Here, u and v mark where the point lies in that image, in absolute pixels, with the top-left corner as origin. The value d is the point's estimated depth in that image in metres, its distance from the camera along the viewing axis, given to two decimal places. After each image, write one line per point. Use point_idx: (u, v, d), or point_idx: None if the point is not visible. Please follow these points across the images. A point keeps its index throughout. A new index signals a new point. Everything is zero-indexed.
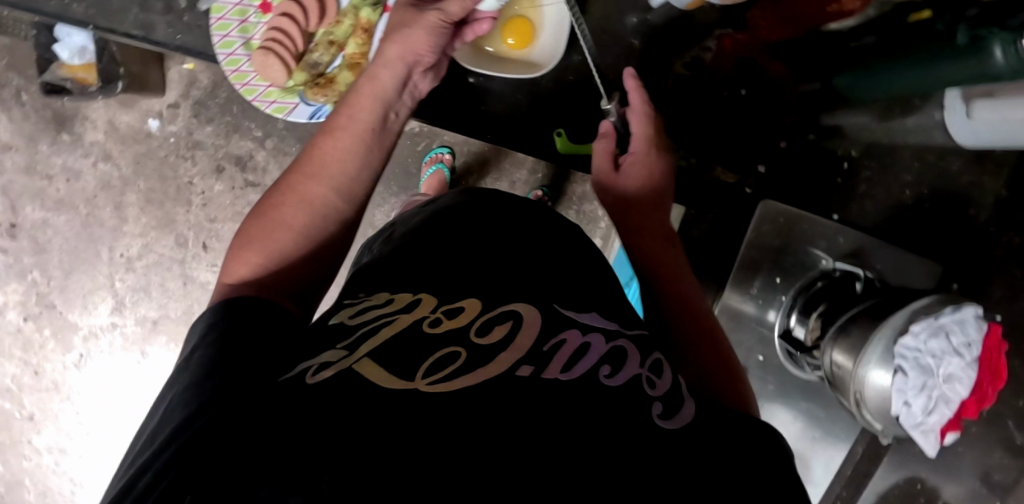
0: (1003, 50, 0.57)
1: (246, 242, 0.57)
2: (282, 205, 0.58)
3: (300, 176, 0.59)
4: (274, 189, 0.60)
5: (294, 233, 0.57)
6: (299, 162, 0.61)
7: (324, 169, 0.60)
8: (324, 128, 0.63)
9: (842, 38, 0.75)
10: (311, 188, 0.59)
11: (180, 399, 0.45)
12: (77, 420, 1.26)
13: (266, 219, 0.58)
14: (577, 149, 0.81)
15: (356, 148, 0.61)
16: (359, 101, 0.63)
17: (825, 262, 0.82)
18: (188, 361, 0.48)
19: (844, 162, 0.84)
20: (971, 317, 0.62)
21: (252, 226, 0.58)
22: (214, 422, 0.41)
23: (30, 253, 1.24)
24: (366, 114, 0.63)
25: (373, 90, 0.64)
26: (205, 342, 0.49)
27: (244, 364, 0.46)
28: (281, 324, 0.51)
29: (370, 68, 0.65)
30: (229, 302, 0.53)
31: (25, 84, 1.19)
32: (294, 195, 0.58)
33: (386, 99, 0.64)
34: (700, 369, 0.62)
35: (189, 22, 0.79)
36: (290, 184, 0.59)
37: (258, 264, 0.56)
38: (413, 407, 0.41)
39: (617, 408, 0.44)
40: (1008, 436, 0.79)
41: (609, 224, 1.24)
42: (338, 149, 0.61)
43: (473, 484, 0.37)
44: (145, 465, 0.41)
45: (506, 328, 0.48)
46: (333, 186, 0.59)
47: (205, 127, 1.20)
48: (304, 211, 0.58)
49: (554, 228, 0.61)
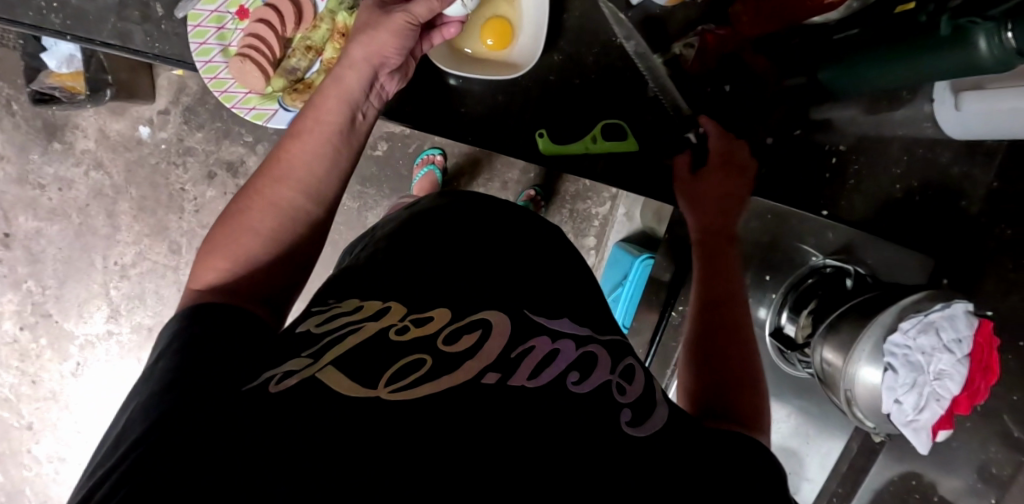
0: (987, 42, 0.56)
1: (212, 248, 0.57)
2: (248, 209, 0.57)
3: (266, 179, 0.58)
4: (239, 192, 0.59)
5: (262, 238, 0.57)
6: (264, 165, 0.60)
7: (291, 172, 0.59)
8: (289, 129, 0.61)
9: (825, 31, 0.77)
10: (278, 192, 0.58)
11: (145, 407, 0.45)
12: (76, 428, 1.27)
13: (232, 224, 0.57)
14: (561, 150, 0.81)
15: (324, 150, 0.60)
16: (325, 103, 0.62)
17: (814, 258, 0.81)
18: (153, 368, 0.49)
19: (832, 157, 0.84)
20: (961, 312, 0.61)
21: (218, 231, 0.57)
22: (177, 433, 0.42)
23: (24, 263, 1.24)
24: (332, 115, 0.62)
25: (340, 91, 0.62)
26: (168, 352, 0.49)
27: (210, 372, 0.47)
28: (251, 333, 0.52)
29: (336, 69, 0.63)
30: (195, 310, 0.52)
31: (14, 93, 1.18)
32: (259, 199, 0.58)
33: (352, 100, 0.63)
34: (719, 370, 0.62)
35: (166, 31, 0.76)
36: (255, 188, 0.58)
37: (224, 270, 0.56)
38: (376, 415, 0.43)
39: (582, 413, 0.47)
40: (1005, 430, 0.76)
41: (603, 222, 1.26)
42: (304, 151, 0.60)
43: (437, 488, 0.40)
44: (105, 474, 0.42)
45: (475, 336, 0.50)
46: (300, 188, 0.59)
47: (195, 133, 1.21)
48: (272, 215, 0.58)
49: (537, 235, 0.65)
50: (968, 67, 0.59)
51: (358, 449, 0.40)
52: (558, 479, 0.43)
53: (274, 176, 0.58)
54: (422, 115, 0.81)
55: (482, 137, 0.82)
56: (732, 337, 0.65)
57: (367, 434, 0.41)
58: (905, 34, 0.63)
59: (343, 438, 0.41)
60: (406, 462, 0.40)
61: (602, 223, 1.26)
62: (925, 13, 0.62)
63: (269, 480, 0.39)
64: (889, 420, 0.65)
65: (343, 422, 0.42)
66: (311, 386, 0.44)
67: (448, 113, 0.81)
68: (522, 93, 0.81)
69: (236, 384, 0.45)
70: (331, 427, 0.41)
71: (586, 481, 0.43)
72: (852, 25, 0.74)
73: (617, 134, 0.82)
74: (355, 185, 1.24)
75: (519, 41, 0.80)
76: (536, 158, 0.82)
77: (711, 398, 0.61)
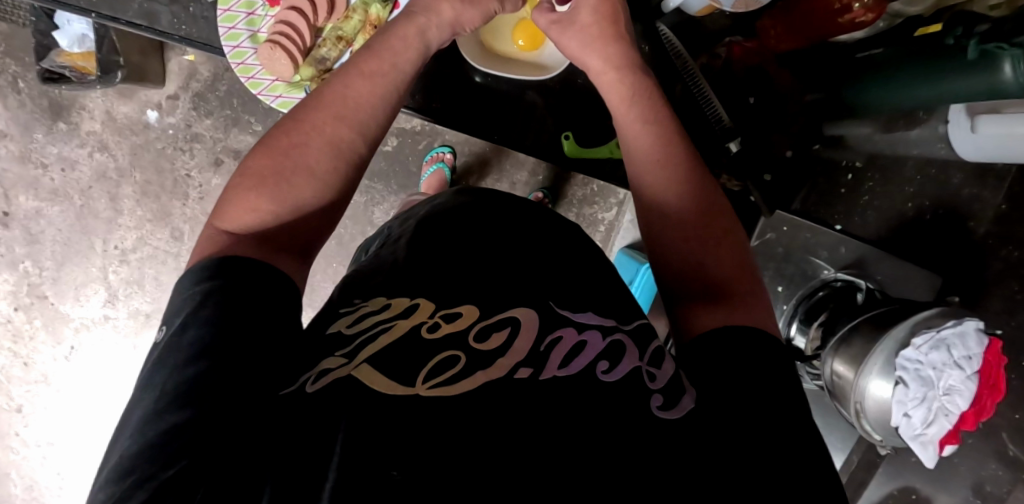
0: (1012, 67, 0.58)
1: (255, 187, 0.55)
2: (304, 146, 0.56)
3: (329, 113, 0.58)
4: (292, 125, 0.57)
5: (320, 178, 0.56)
6: (315, 97, 0.59)
7: (355, 109, 0.59)
8: (351, 63, 0.62)
9: (848, 49, 0.79)
10: (339, 132, 0.58)
11: (180, 391, 0.45)
12: (69, 411, 1.26)
13: (283, 160, 0.56)
14: (588, 153, 0.83)
15: (388, 88, 0.62)
16: (392, 44, 0.64)
17: (825, 272, 0.85)
18: (177, 342, 0.47)
19: (848, 172, 0.87)
20: (972, 329, 0.62)
21: (257, 174, 0.55)
22: (226, 426, 0.44)
23: (22, 243, 1.21)
24: (405, 64, 0.63)
25: (416, 38, 0.65)
26: (195, 321, 0.48)
27: (247, 352, 0.47)
28: (279, 306, 0.51)
29: (416, 20, 0.66)
30: (226, 263, 0.51)
31: (22, 71, 1.16)
32: (319, 135, 0.57)
33: (421, 49, 0.66)
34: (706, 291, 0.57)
35: (194, 14, 0.78)
36: (318, 121, 0.57)
37: (269, 213, 0.55)
38: (416, 418, 0.44)
39: (611, 403, 0.47)
40: (1003, 448, 0.78)
41: (608, 228, 1.25)
42: (366, 86, 0.60)
43: (483, 487, 0.42)
44: (147, 475, 0.42)
45: (505, 334, 0.50)
46: (363, 130, 0.59)
47: (204, 120, 1.19)
48: (333, 154, 0.57)
49: (552, 226, 0.65)
50: (991, 91, 0.61)
51: (402, 449, 0.43)
52: (588, 480, 0.43)
53: (340, 111, 0.58)
54: (449, 111, 0.81)
55: (507, 137, 0.83)
56: (720, 252, 0.58)
57: (411, 438, 0.43)
58: (930, 54, 0.66)
59: (383, 441, 0.43)
60: (448, 466, 0.42)
61: (607, 230, 1.25)
62: (950, 36, 0.63)
63: (313, 484, 0.42)
64: (897, 433, 0.66)
65: (376, 426, 0.43)
66: (349, 387, 0.45)
67: (474, 112, 0.82)
68: (546, 95, 0.82)
69: (270, 387, 0.46)
70: (366, 430, 0.43)
71: (617, 481, 0.43)
72: (877, 42, 0.75)
73: None
74: (363, 179, 1.23)
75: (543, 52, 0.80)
76: (560, 159, 0.84)
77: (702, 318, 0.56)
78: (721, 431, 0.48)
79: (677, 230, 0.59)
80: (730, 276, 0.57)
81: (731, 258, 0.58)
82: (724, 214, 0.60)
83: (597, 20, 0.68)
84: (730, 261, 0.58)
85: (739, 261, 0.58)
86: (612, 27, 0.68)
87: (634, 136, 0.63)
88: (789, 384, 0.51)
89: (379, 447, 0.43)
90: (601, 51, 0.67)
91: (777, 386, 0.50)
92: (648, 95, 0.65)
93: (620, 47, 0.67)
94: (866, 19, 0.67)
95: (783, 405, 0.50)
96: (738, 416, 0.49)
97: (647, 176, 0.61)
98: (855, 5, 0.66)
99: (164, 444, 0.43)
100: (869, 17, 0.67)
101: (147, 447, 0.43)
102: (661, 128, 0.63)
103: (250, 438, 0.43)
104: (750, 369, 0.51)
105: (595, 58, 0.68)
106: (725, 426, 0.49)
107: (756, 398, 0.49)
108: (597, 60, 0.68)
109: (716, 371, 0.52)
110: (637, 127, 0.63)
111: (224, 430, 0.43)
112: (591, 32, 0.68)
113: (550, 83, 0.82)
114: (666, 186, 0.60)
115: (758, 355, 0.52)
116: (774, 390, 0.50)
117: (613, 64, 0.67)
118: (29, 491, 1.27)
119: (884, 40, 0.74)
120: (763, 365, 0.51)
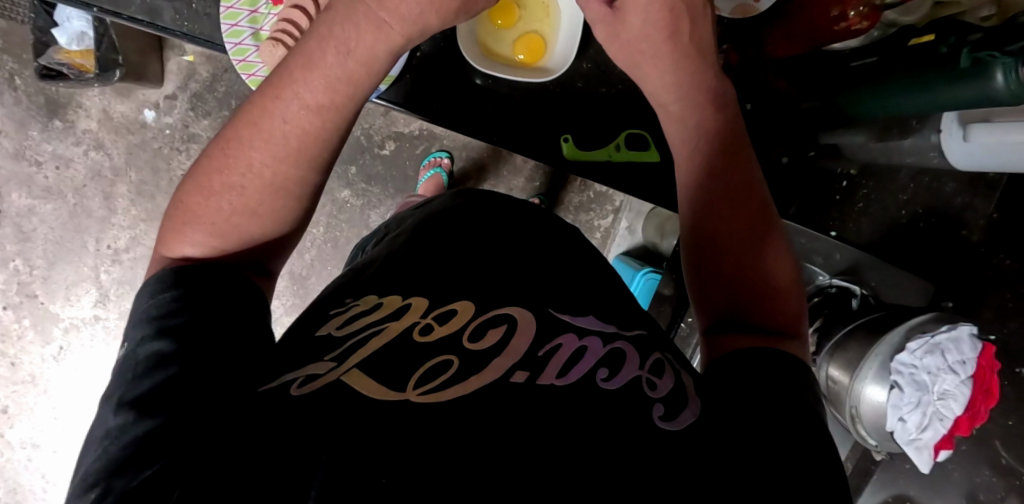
0: (1004, 76, 0.57)
1: (188, 224, 0.53)
2: (242, 187, 0.53)
3: (253, 150, 0.53)
4: (217, 163, 0.54)
5: (261, 217, 0.54)
6: (235, 125, 0.54)
7: (287, 144, 0.53)
8: (275, 83, 0.54)
9: (842, 59, 0.76)
10: (279, 171, 0.53)
11: (142, 401, 0.46)
12: (53, 415, 1.24)
13: (215, 199, 0.53)
14: (584, 155, 0.83)
15: (328, 116, 0.54)
16: (325, 56, 0.54)
17: (821, 277, 0.84)
18: (137, 354, 0.49)
19: (844, 180, 0.88)
20: (966, 334, 0.63)
21: (202, 189, 0.54)
22: (194, 431, 0.44)
23: (13, 241, 1.20)
24: (352, 84, 0.55)
25: (368, 51, 0.55)
26: (152, 333, 0.49)
27: (215, 358, 0.48)
28: (246, 310, 0.52)
29: (358, 29, 0.55)
30: (183, 275, 0.52)
31: (19, 67, 1.16)
32: (257, 179, 0.53)
33: (382, 57, 0.56)
34: (741, 305, 0.57)
35: (196, 10, 0.78)
36: (254, 163, 0.53)
37: (213, 246, 0.54)
38: (403, 418, 0.44)
39: (607, 410, 0.46)
40: (994, 455, 0.80)
41: (604, 234, 1.26)
42: (288, 113, 0.53)
43: (473, 488, 0.41)
44: (106, 489, 0.42)
45: (501, 331, 0.50)
46: (303, 161, 0.54)
47: (202, 120, 1.20)
48: (269, 193, 0.54)
49: (546, 229, 0.65)
50: (984, 99, 0.60)
51: (390, 456, 0.42)
52: (573, 483, 0.42)
53: (270, 151, 0.53)
54: (449, 112, 0.82)
55: (507, 138, 0.83)
56: (761, 270, 0.57)
57: (404, 442, 0.43)
58: (924, 64, 0.65)
59: (368, 445, 0.42)
60: (439, 469, 0.42)
61: (604, 235, 1.26)
62: (945, 45, 0.63)
63: (303, 484, 0.41)
64: (892, 438, 0.67)
65: (368, 427, 0.43)
66: (338, 390, 0.45)
67: (473, 113, 0.82)
68: (545, 97, 0.83)
69: (251, 385, 0.47)
70: (351, 436, 0.43)
71: (605, 484, 0.43)
72: (870, 52, 0.73)
73: (639, 144, 0.83)
74: (361, 182, 1.24)
75: (544, 63, 0.83)
76: (559, 162, 0.84)
77: (730, 325, 0.56)
78: (717, 438, 0.48)
79: (719, 242, 0.59)
80: (771, 290, 0.57)
81: (776, 274, 0.57)
82: (771, 238, 0.59)
83: (657, 32, 0.61)
84: (774, 277, 0.57)
85: (782, 282, 0.57)
86: (675, 39, 0.61)
87: (687, 142, 0.63)
88: (786, 390, 0.50)
89: (361, 455, 0.42)
90: (661, 68, 0.62)
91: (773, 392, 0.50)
92: (698, 112, 0.62)
93: (667, 65, 0.62)
94: (862, 27, 0.66)
95: (784, 413, 0.49)
96: (731, 426, 0.49)
97: (701, 182, 0.61)
98: (850, 12, 0.66)
99: (126, 455, 0.44)
100: (864, 26, 0.66)
101: (113, 459, 0.44)
102: (718, 140, 0.61)
103: (216, 441, 0.43)
104: (738, 380, 0.52)
105: (650, 67, 0.63)
106: (721, 433, 0.48)
107: (749, 406, 0.50)
108: (659, 76, 0.63)
109: (722, 390, 0.52)
110: (692, 135, 0.63)
111: (193, 434, 0.44)
112: (650, 41, 0.61)
113: (550, 86, 0.83)
114: (716, 197, 0.60)
115: (763, 374, 0.51)
116: (780, 398, 0.50)
117: (672, 87, 0.63)
118: (11, 494, 1.25)
119: (878, 50, 0.72)
120: (768, 379, 0.51)
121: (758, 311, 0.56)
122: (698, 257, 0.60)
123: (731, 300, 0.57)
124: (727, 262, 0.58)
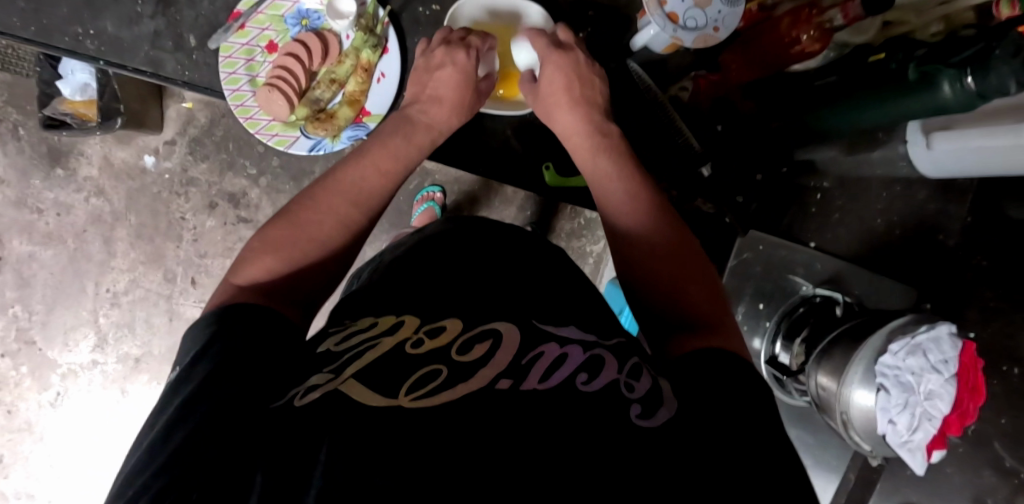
0: (951, 86, 0.61)
1: (265, 251, 0.60)
2: (316, 220, 0.62)
3: (333, 195, 0.63)
4: (305, 204, 0.63)
5: (326, 247, 0.62)
6: (321, 181, 0.65)
7: (359, 194, 0.65)
8: (357, 152, 0.68)
9: (808, 77, 0.79)
10: (348, 211, 0.64)
11: (181, 414, 0.47)
12: (48, 463, 1.23)
13: (296, 231, 0.61)
14: (565, 182, 0.87)
15: (392, 180, 0.67)
16: (392, 140, 0.69)
17: (805, 288, 0.90)
18: (191, 371, 0.50)
19: (817, 192, 0.95)
20: (945, 333, 0.65)
21: (288, 222, 0.62)
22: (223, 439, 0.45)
23: (13, 288, 1.22)
24: (407, 157, 0.69)
25: (424, 134, 0.71)
26: (206, 356, 0.50)
27: (259, 378, 0.49)
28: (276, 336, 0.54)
29: (419, 119, 0.72)
30: (241, 309, 0.55)
31: (23, 119, 1.20)
32: (330, 214, 0.63)
33: (430, 141, 0.72)
34: (681, 310, 0.61)
35: (198, 60, 0.81)
36: (332, 203, 0.63)
37: (274, 270, 0.60)
38: (395, 422, 0.45)
39: (589, 410, 0.48)
40: (998, 457, 0.80)
41: (597, 259, 1.31)
42: (366, 172, 0.66)
43: (468, 487, 0.42)
44: (141, 488, 0.44)
45: (486, 346, 0.52)
46: (367, 208, 0.65)
47: (199, 164, 1.23)
48: (342, 230, 0.63)
49: (531, 250, 0.68)
50: (934, 109, 0.65)
51: (387, 457, 0.43)
52: (564, 480, 0.43)
53: (347, 197, 0.64)
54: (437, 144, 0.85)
55: (492, 169, 0.87)
56: (687, 275, 0.63)
57: (400, 443, 0.44)
58: (877, 80, 0.69)
59: (366, 447, 0.44)
60: (436, 468, 0.43)
61: (596, 261, 1.31)
62: (894, 61, 0.68)
63: (301, 484, 0.42)
64: (886, 442, 0.67)
65: (364, 430, 0.45)
66: (334, 399, 0.47)
67: (461, 145, 0.85)
68: (529, 126, 0.86)
69: (264, 401, 0.48)
70: (351, 437, 0.44)
71: (596, 480, 0.44)
72: (830, 71, 0.77)
73: None
74: None
75: None
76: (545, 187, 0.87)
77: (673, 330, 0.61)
78: (700, 433, 0.49)
79: (645, 255, 0.64)
80: (694, 292, 0.62)
81: (700, 279, 0.63)
82: (690, 250, 0.65)
83: (560, 87, 0.71)
84: (701, 282, 0.63)
85: (705, 286, 0.63)
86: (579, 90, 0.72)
87: (609, 171, 0.69)
88: (762, 390, 0.53)
89: (362, 455, 0.43)
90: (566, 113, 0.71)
91: (744, 393, 0.52)
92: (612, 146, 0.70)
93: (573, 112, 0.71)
94: (814, 49, 0.73)
95: (757, 408, 0.51)
96: (709, 420, 0.50)
97: (608, 221, 0.68)
98: (803, 36, 0.72)
99: (162, 458, 0.45)
100: (817, 47, 0.73)
101: (149, 461, 0.45)
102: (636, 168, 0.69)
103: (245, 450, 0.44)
104: (719, 377, 0.53)
105: (563, 117, 0.72)
106: (702, 428, 0.49)
107: (735, 404, 0.51)
108: (565, 117, 0.71)
109: (696, 387, 0.53)
110: (609, 165, 0.69)
111: (211, 440, 0.45)
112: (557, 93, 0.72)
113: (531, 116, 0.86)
114: (625, 234, 0.66)
115: (707, 368, 0.54)
116: (756, 398, 0.52)
117: (580, 125, 0.71)
118: None
119: (837, 68, 0.76)
120: (726, 377, 0.53)
121: (690, 314, 0.61)
122: (628, 286, 0.65)
123: (668, 308, 0.62)
124: (655, 273, 0.63)
